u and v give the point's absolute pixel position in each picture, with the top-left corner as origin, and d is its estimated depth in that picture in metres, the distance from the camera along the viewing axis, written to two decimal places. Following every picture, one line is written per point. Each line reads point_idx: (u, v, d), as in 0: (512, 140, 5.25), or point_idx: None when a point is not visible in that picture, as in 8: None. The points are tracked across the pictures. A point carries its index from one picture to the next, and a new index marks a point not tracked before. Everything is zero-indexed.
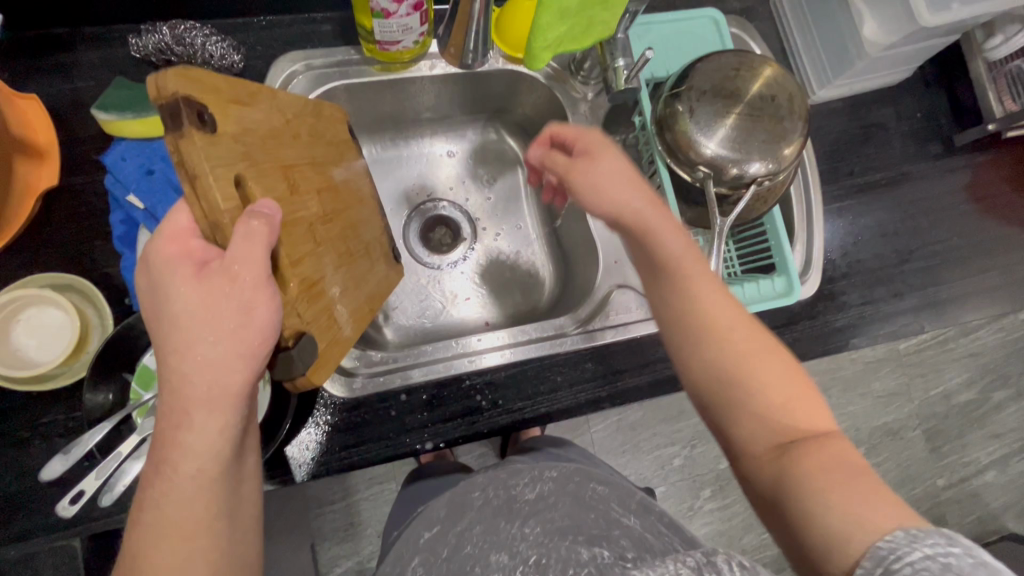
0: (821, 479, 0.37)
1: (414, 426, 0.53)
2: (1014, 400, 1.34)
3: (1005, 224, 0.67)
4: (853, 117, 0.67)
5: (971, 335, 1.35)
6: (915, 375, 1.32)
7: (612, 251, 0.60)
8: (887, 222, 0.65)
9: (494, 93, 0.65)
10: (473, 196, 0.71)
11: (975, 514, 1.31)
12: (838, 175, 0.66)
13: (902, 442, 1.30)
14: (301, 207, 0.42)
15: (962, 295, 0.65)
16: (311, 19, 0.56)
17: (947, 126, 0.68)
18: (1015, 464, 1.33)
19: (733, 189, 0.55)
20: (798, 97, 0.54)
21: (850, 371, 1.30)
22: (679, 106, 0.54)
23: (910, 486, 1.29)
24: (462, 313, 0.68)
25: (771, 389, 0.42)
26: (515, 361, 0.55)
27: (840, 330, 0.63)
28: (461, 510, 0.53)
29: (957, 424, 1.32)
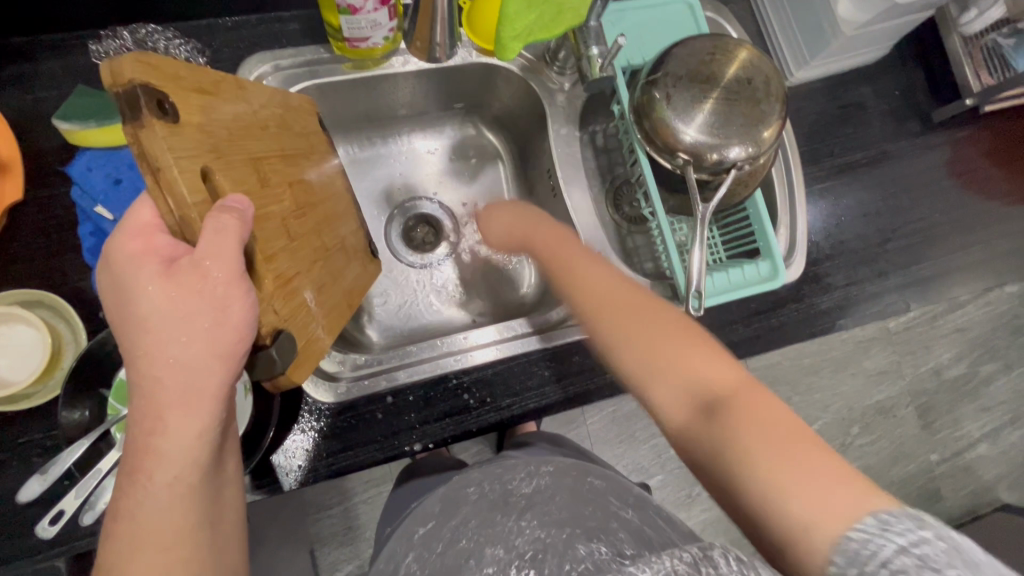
0: (763, 461, 0.38)
1: (402, 428, 0.52)
2: (1003, 372, 1.35)
3: (986, 198, 0.67)
4: (832, 98, 0.67)
5: (958, 310, 1.36)
6: (904, 353, 1.33)
7: (596, 242, 0.60)
8: (869, 202, 0.65)
9: (470, 88, 0.64)
10: (455, 193, 0.71)
11: (969, 487, 1.32)
12: (819, 156, 0.66)
13: (894, 419, 1.31)
14: (272, 201, 0.41)
15: (946, 271, 0.65)
16: (278, 18, 0.54)
17: (925, 103, 0.68)
18: (1006, 436, 1.34)
19: (714, 175, 0.55)
20: (775, 80, 0.54)
21: (840, 352, 1.31)
22: (656, 93, 0.53)
23: (904, 462, 1.30)
24: (447, 311, 0.67)
25: (691, 382, 0.44)
26: (502, 356, 0.55)
27: (826, 312, 0.63)
28: (455, 505, 0.55)
29: (948, 399, 1.34)
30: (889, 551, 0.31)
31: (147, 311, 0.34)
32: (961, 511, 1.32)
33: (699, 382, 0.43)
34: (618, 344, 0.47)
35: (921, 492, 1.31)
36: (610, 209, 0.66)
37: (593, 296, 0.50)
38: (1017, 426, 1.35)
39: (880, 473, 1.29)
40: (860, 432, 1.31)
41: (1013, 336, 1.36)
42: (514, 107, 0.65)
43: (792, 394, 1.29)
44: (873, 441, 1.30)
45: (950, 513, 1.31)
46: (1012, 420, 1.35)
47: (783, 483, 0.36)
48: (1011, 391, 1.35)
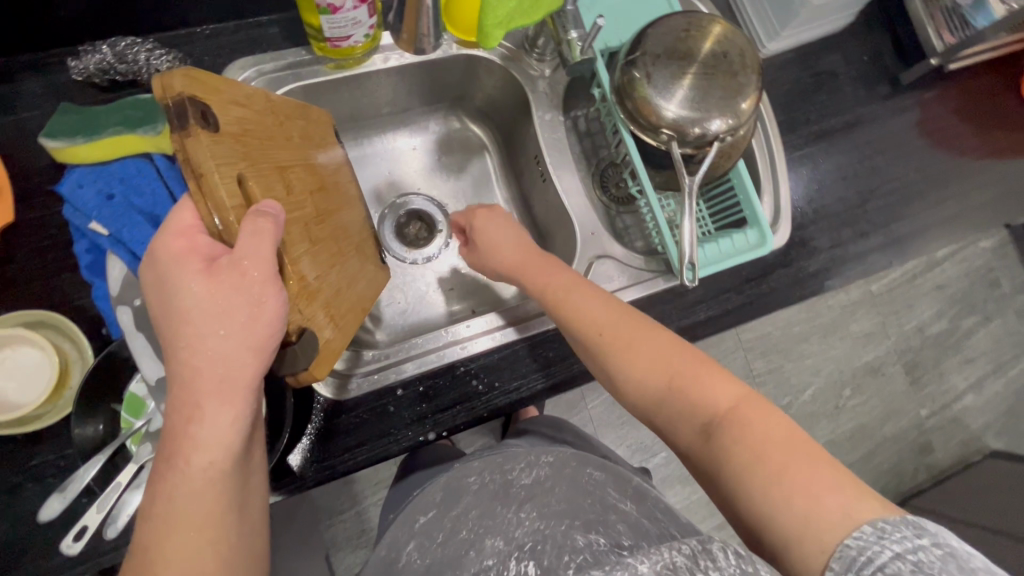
0: (760, 473, 0.40)
1: (414, 419, 0.53)
2: (983, 324, 1.40)
3: (956, 154, 0.70)
4: (804, 67, 0.69)
5: (937, 268, 1.40)
6: (888, 313, 1.37)
7: (588, 223, 0.61)
8: (847, 165, 0.67)
9: (451, 81, 0.65)
10: (447, 187, 0.71)
11: (958, 438, 1.37)
12: (796, 124, 0.67)
13: (883, 378, 1.36)
14: (296, 207, 0.44)
15: (924, 227, 0.68)
16: (256, 23, 0.55)
17: (893, 66, 0.70)
18: (990, 385, 1.39)
19: (697, 149, 0.56)
20: (749, 52, 0.55)
21: (827, 318, 1.35)
22: (635, 73, 0.55)
23: (895, 419, 1.35)
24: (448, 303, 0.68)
25: (682, 388, 0.46)
26: (505, 342, 0.56)
27: (814, 275, 0.65)
28: (457, 494, 0.55)
29: (933, 354, 1.38)
30: (885, 557, 0.33)
31: (187, 305, 0.35)
32: (953, 461, 1.36)
33: (695, 394, 0.46)
34: (611, 358, 0.49)
35: (914, 447, 1.36)
36: (597, 190, 0.68)
37: (570, 317, 0.51)
38: (1001, 375, 1.40)
39: (873, 432, 1.34)
40: (851, 394, 1.34)
41: (990, 289, 1.41)
42: (497, 97, 0.66)
43: (785, 362, 1.33)
44: (864, 401, 1.34)
45: (942, 464, 1.36)
46: (995, 369, 1.39)
47: (774, 494, 0.39)
48: (992, 342, 1.40)
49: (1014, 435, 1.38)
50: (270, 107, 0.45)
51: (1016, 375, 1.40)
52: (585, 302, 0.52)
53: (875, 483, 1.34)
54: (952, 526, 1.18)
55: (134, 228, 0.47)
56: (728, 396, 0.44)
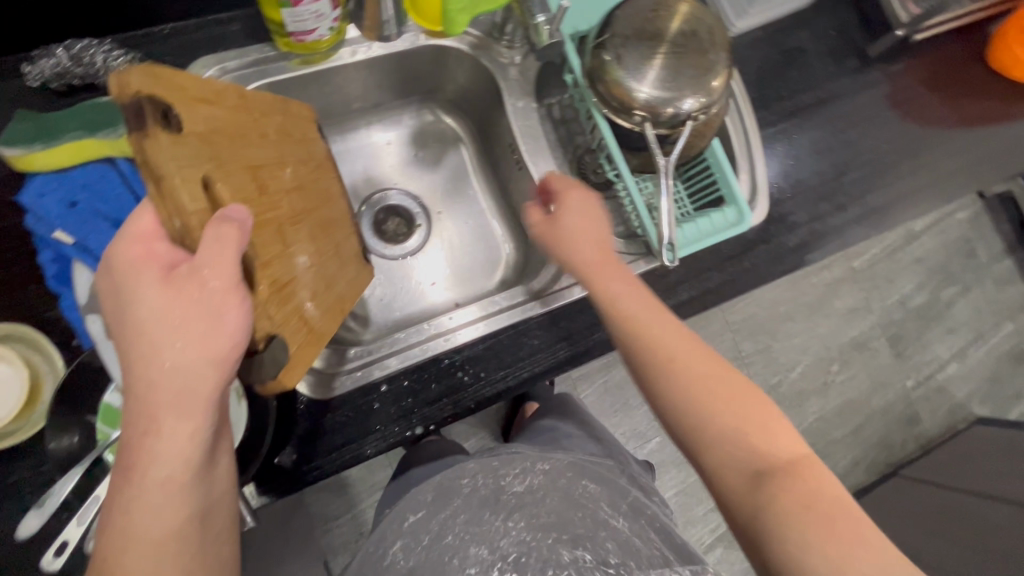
0: (802, 520, 0.42)
1: (400, 415, 0.53)
2: (963, 294, 1.42)
3: (925, 126, 0.70)
4: (773, 45, 0.69)
5: (915, 242, 1.41)
6: (870, 289, 1.39)
7: None
8: (821, 140, 0.68)
9: (421, 73, 0.64)
10: (427, 182, 0.71)
11: (944, 406, 1.40)
12: (768, 101, 0.68)
13: (869, 352, 1.38)
14: (270, 208, 0.43)
15: (899, 197, 0.68)
16: (217, 21, 0.53)
17: (860, 40, 0.71)
18: (973, 353, 1.41)
19: (672, 129, 0.56)
20: (717, 30, 0.56)
21: (812, 296, 1.36)
22: (606, 55, 0.55)
23: (882, 392, 1.37)
24: (430, 298, 0.67)
25: (741, 423, 0.48)
26: (489, 332, 0.55)
27: (794, 250, 0.65)
28: (448, 496, 0.60)
29: (916, 326, 1.40)
30: None
31: (145, 316, 0.36)
32: (940, 429, 1.39)
33: (753, 435, 0.47)
34: (685, 381, 0.49)
35: (901, 418, 1.38)
36: (575, 177, 0.67)
37: (645, 335, 0.51)
38: (983, 343, 1.42)
39: (861, 406, 1.36)
40: (839, 370, 1.37)
41: (967, 260, 1.43)
42: (467, 89, 0.66)
43: (772, 342, 1.34)
44: (851, 376, 1.36)
45: (930, 433, 1.39)
46: (976, 338, 1.42)
47: (812, 543, 0.41)
48: (972, 311, 1.42)
49: (998, 401, 1.41)
50: (243, 103, 0.44)
51: (997, 342, 1.42)
52: (666, 327, 0.52)
53: (865, 455, 1.37)
54: (942, 494, 1.20)
55: (100, 234, 0.47)
56: (789, 448, 0.47)
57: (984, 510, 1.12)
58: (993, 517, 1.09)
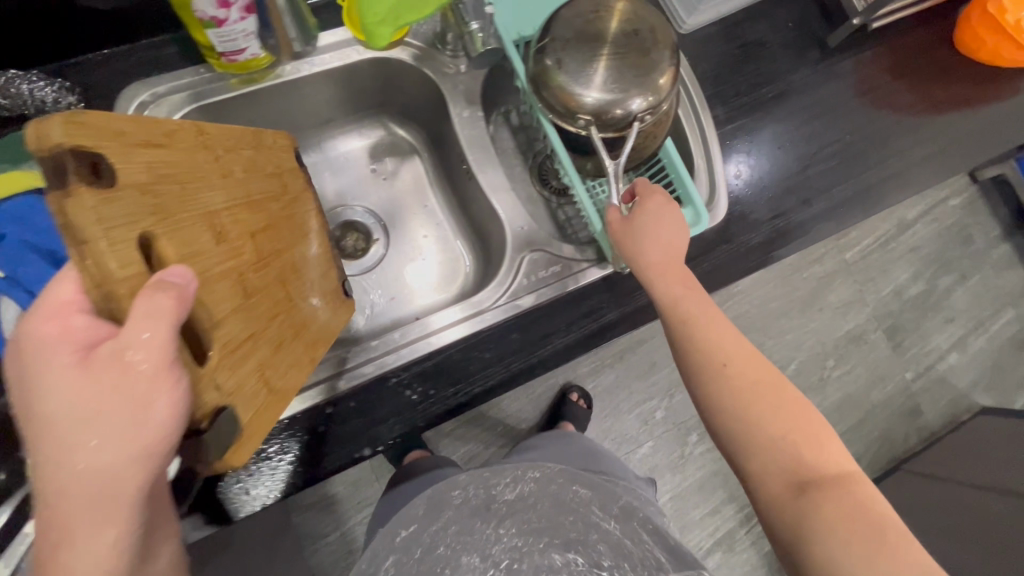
0: (840, 527, 0.49)
1: (351, 436, 0.56)
2: (961, 282, 1.38)
3: (892, 110, 0.75)
4: (731, 39, 0.74)
5: (909, 231, 1.38)
6: (864, 281, 1.36)
7: (517, 219, 0.62)
8: (785, 131, 0.73)
9: (370, 86, 0.66)
10: (387, 195, 0.72)
11: (947, 397, 1.36)
12: (727, 96, 0.73)
13: (866, 345, 1.35)
14: (228, 257, 0.45)
15: (865, 185, 0.72)
16: (150, 46, 0.58)
17: (820, 29, 0.76)
18: (973, 342, 1.37)
19: (620, 131, 0.55)
20: (660, 28, 0.54)
21: (805, 290, 1.34)
22: (547, 60, 0.53)
23: (881, 385, 1.35)
24: (393, 311, 0.68)
25: (791, 435, 0.54)
26: (440, 348, 0.58)
27: (763, 242, 0.69)
28: (440, 506, 0.67)
29: (913, 317, 1.37)
30: None
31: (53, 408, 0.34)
32: (942, 421, 1.36)
33: (800, 448, 0.54)
34: (742, 393, 0.56)
35: (903, 411, 1.36)
36: (537, 184, 0.69)
37: (705, 349, 0.57)
38: (983, 331, 1.38)
39: (859, 400, 1.34)
40: (836, 364, 1.34)
41: (963, 246, 1.39)
42: (415, 97, 0.67)
43: (764, 339, 1.32)
44: (848, 370, 1.34)
45: (932, 426, 1.36)
46: (976, 326, 1.38)
47: (849, 548, 0.48)
48: (971, 299, 1.38)
49: (1001, 390, 1.37)
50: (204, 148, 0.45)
51: (998, 329, 1.38)
52: (730, 342, 0.58)
53: (867, 451, 1.35)
54: (943, 488, 1.18)
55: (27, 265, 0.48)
56: (835, 464, 0.53)
57: (985, 503, 1.09)
58: (995, 511, 1.06)
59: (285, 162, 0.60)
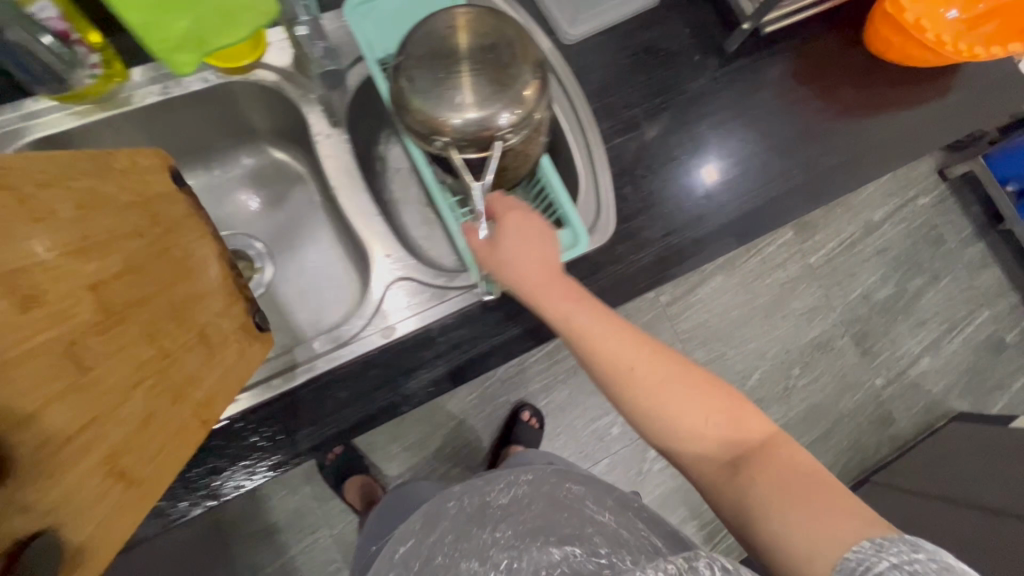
0: (781, 496, 0.55)
1: (235, 457, 0.77)
2: (930, 284, 1.48)
3: (791, 105, 0.98)
4: (625, 48, 0.98)
5: (877, 232, 1.49)
6: (831, 285, 1.47)
7: (387, 248, 0.86)
8: (687, 144, 0.95)
9: (239, 115, 0.92)
10: (272, 224, 1.00)
11: (921, 404, 1.46)
12: (616, 111, 0.96)
13: (833, 352, 1.46)
14: (35, 329, 0.36)
15: (786, 202, 0.95)
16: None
17: (719, 36, 0.99)
18: (945, 346, 1.47)
19: (483, 148, 0.70)
20: (505, 49, 0.69)
21: (767, 297, 1.46)
22: (404, 80, 0.68)
23: (849, 393, 1.46)
24: (286, 320, 0.94)
25: (690, 419, 0.62)
26: (295, 387, 0.79)
27: (694, 242, 0.92)
28: (439, 517, 0.75)
29: (882, 321, 1.47)
30: (883, 566, 0.47)
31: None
32: (917, 430, 1.46)
33: (721, 419, 0.62)
34: (636, 385, 0.63)
35: (874, 419, 1.46)
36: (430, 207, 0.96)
37: (600, 354, 0.64)
38: (955, 333, 1.48)
39: (827, 408, 1.45)
40: (802, 371, 1.46)
41: (934, 247, 1.50)
42: (275, 123, 0.95)
43: (725, 349, 1.44)
44: (816, 377, 1.45)
45: (905, 434, 1.45)
46: (951, 329, 1.48)
47: (787, 515, 0.54)
48: (943, 301, 1.48)
49: (979, 393, 1.47)
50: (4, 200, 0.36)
51: (974, 331, 1.48)
52: (618, 331, 0.65)
53: (838, 459, 1.45)
54: (908, 500, 1.23)
55: None
56: (752, 429, 0.62)
57: (942, 512, 1.14)
58: (949, 522, 1.11)
59: (145, 187, 0.53)
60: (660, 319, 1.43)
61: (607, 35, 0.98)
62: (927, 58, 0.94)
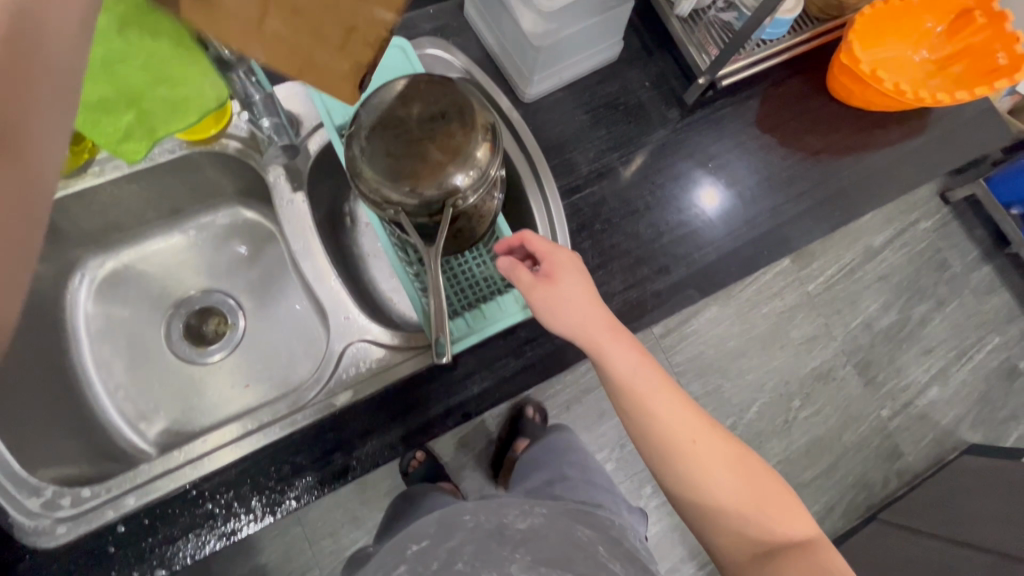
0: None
1: (193, 527, 0.75)
2: (936, 311, 1.48)
3: (756, 147, 1.03)
4: (579, 101, 1.03)
5: (877, 258, 1.49)
6: (831, 313, 1.46)
7: (342, 311, 0.88)
8: (645, 200, 0.98)
9: (198, 187, 0.95)
10: (243, 280, 1.03)
11: (931, 435, 1.43)
12: (575, 167, 1.00)
13: (835, 382, 1.43)
14: None
15: (775, 242, 0.98)
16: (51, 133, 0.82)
17: (678, 87, 1.05)
18: (955, 375, 1.46)
19: (431, 214, 0.70)
20: (458, 116, 0.69)
21: (764, 328, 1.44)
22: (354, 149, 0.69)
23: (855, 425, 1.42)
24: (240, 391, 0.97)
25: (729, 491, 0.70)
26: (246, 453, 0.77)
27: (677, 287, 0.94)
28: (451, 531, 0.69)
29: (886, 350, 1.45)
30: None
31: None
32: (928, 462, 1.43)
33: (755, 500, 0.69)
34: (677, 441, 0.71)
35: (883, 451, 1.43)
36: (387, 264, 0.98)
37: (653, 407, 0.72)
38: (964, 362, 1.47)
39: (831, 441, 1.41)
40: (804, 403, 1.43)
41: (939, 272, 1.50)
42: (245, 187, 0.96)
43: (722, 381, 1.41)
44: (818, 409, 1.42)
45: (914, 467, 1.42)
46: (959, 356, 1.47)
47: None
48: (949, 327, 1.48)
49: (990, 426, 1.45)
50: None
51: (983, 358, 1.47)
52: (666, 390, 0.73)
53: (842, 498, 1.40)
54: (916, 540, 1.18)
55: None
56: (779, 516, 0.69)
57: (947, 551, 1.10)
58: (952, 561, 1.07)
59: None
60: (653, 351, 1.40)
61: (567, 89, 1.03)
62: (894, 103, 0.99)
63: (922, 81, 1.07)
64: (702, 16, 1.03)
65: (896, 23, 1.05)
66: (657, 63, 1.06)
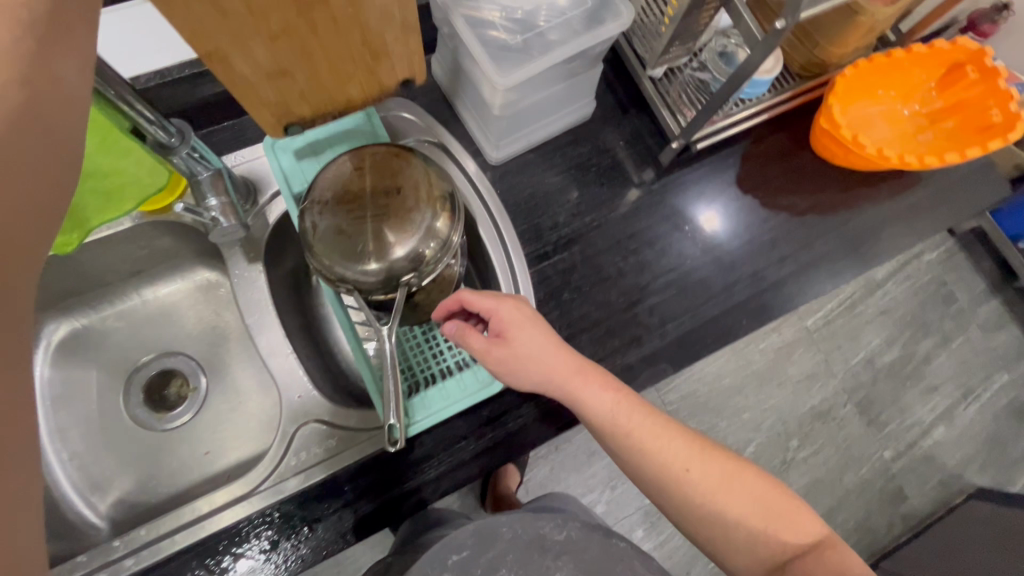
0: None
1: None
2: (941, 347, 1.46)
3: (736, 201, 1.03)
4: (552, 160, 1.02)
5: (879, 292, 1.47)
6: (831, 349, 1.43)
7: (293, 389, 0.83)
8: (617, 267, 0.96)
9: (152, 254, 0.91)
10: (205, 338, 0.97)
11: (937, 478, 1.39)
12: (543, 232, 0.98)
13: (836, 421, 1.39)
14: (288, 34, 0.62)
15: (758, 301, 0.96)
16: None
17: (654, 145, 1.04)
18: (961, 414, 1.42)
19: (389, 290, 0.67)
20: (414, 189, 0.68)
21: (761, 364, 1.40)
22: (308, 225, 0.67)
23: (855, 467, 1.37)
24: (201, 463, 0.90)
25: (736, 508, 0.65)
26: (187, 544, 0.75)
27: (652, 356, 0.91)
28: (490, 539, 0.60)
29: (890, 388, 1.42)
30: None
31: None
32: (932, 506, 1.38)
33: (761, 510, 0.65)
34: (669, 472, 0.66)
35: (885, 494, 1.38)
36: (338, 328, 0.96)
37: (634, 443, 0.67)
38: (969, 402, 1.43)
39: (831, 483, 1.36)
40: (801, 443, 1.38)
41: (944, 306, 1.49)
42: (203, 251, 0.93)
43: (717, 421, 1.36)
44: (817, 449, 1.37)
45: (920, 511, 1.37)
46: (965, 395, 1.43)
47: None
48: (955, 364, 1.45)
49: (998, 469, 1.41)
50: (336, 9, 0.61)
51: (991, 398, 1.44)
52: (645, 420, 0.68)
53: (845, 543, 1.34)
54: None
55: None
56: (789, 525, 0.64)
57: None
58: None
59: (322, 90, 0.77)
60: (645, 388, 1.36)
61: (537, 151, 1.02)
62: (877, 166, 0.99)
63: (913, 135, 1.08)
64: (677, 73, 1.03)
65: (884, 76, 1.06)
66: (630, 123, 1.05)
